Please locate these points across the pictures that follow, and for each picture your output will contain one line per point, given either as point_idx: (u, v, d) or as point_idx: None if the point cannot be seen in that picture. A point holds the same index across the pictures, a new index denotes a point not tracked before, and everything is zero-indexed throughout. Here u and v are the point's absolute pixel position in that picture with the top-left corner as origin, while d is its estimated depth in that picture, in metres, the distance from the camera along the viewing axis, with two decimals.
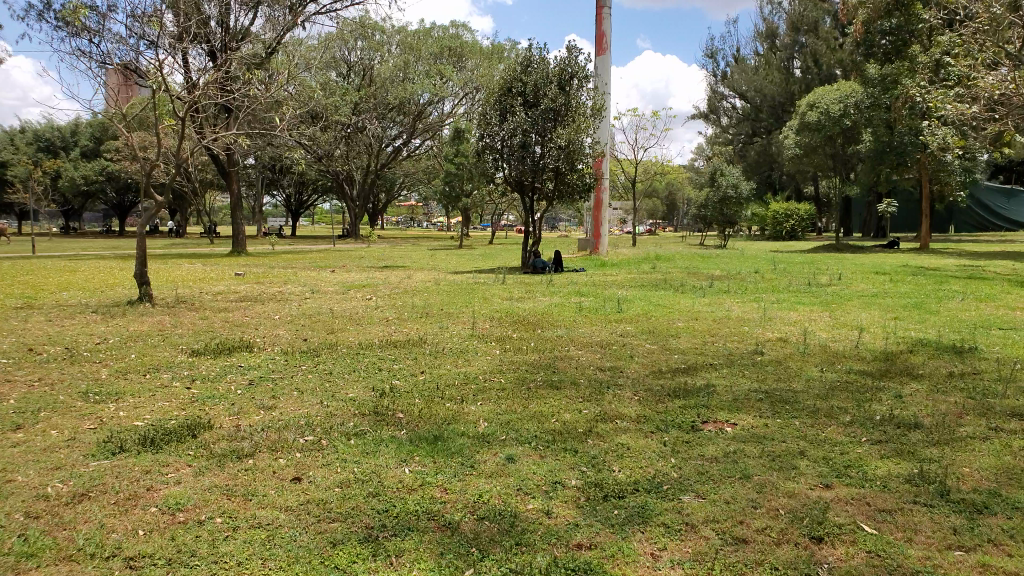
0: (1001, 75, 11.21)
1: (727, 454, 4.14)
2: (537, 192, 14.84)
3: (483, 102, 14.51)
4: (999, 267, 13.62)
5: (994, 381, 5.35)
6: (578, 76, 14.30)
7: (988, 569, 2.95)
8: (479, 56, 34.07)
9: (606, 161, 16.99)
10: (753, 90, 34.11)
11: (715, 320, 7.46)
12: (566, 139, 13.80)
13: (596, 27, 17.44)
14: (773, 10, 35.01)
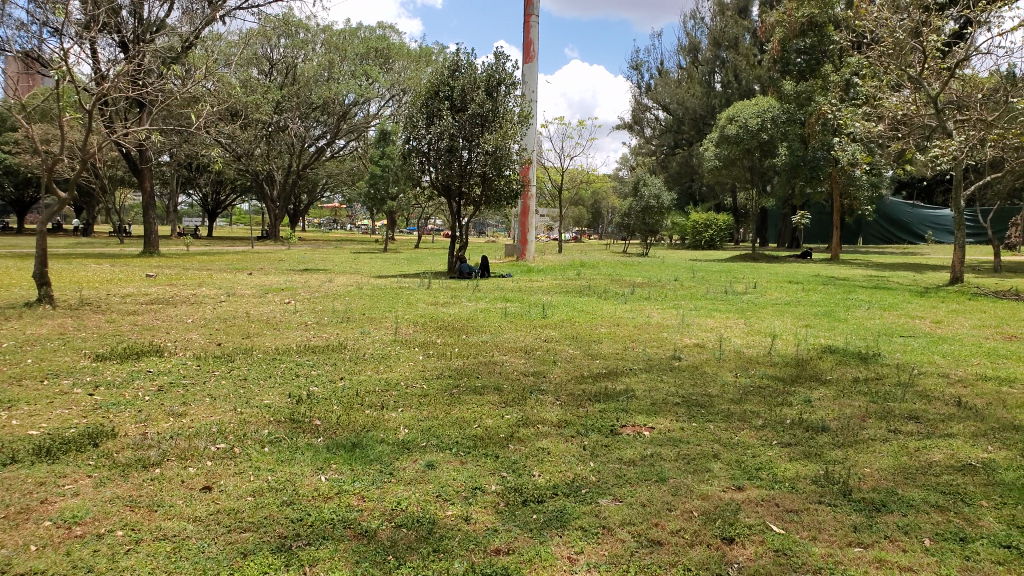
0: (903, 96, 12.27)
1: (644, 457, 4.24)
2: (464, 197, 14.87)
3: (410, 104, 14.40)
4: (903, 277, 14.37)
5: (893, 386, 5.65)
6: (505, 83, 14.53)
7: (884, 565, 3.11)
8: (407, 58, 33.73)
9: (534, 168, 17.15)
10: (675, 103, 34.79)
11: (636, 326, 7.63)
12: (494, 144, 13.92)
13: (523, 36, 17.58)
14: (696, 25, 35.99)
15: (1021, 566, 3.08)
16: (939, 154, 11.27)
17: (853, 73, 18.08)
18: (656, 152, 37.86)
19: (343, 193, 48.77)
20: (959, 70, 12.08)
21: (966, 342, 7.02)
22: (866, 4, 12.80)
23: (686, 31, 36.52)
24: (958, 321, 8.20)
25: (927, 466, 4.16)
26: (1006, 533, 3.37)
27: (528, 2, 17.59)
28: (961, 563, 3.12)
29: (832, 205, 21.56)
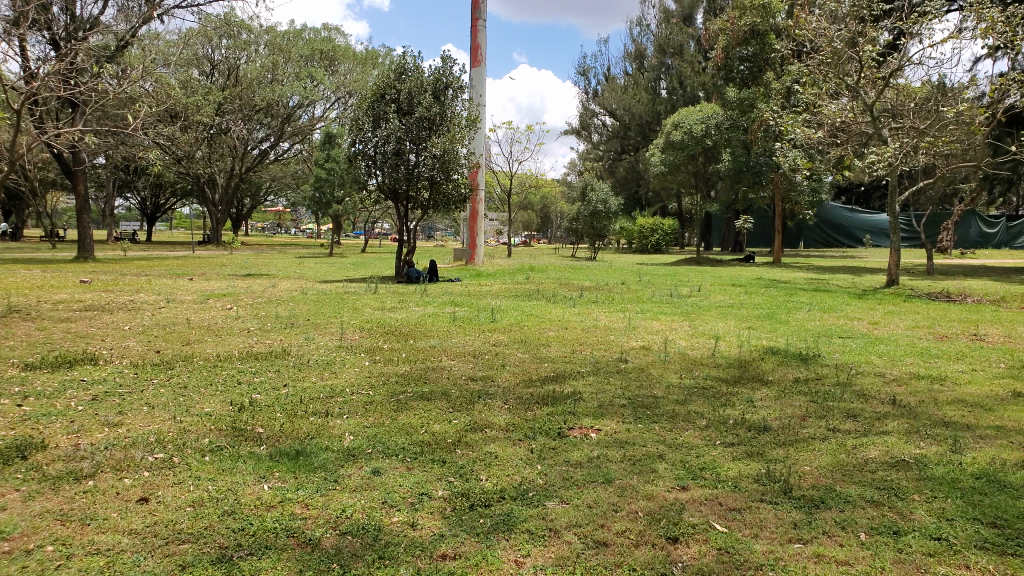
0: (841, 104, 12.71)
1: (591, 459, 4.28)
2: (412, 201, 14.79)
3: (356, 107, 14.26)
4: (841, 280, 14.83)
5: (833, 386, 5.81)
6: (452, 87, 14.51)
7: (822, 559, 3.20)
8: (353, 61, 34.18)
9: (483, 172, 17.19)
10: (622, 109, 35.33)
11: (584, 329, 7.69)
12: (441, 148, 13.90)
13: (471, 39, 17.60)
14: (642, 32, 36.59)
15: (950, 557, 3.20)
16: (875, 159, 11.68)
17: (794, 82, 18.60)
18: (604, 157, 38.46)
19: (289, 196, 48.08)
20: (892, 80, 12.55)
21: (901, 343, 7.28)
22: (805, 15, 13.19)
23: (633, 38, 37.08)
24: (893, 322, 8.51)
25: (863, 464, 4.29)
26: (935, 525, 3.50)
27: (475, 6, 17.62)
28: (895, 555, 3.22)
29: (774, 210, 22.10)
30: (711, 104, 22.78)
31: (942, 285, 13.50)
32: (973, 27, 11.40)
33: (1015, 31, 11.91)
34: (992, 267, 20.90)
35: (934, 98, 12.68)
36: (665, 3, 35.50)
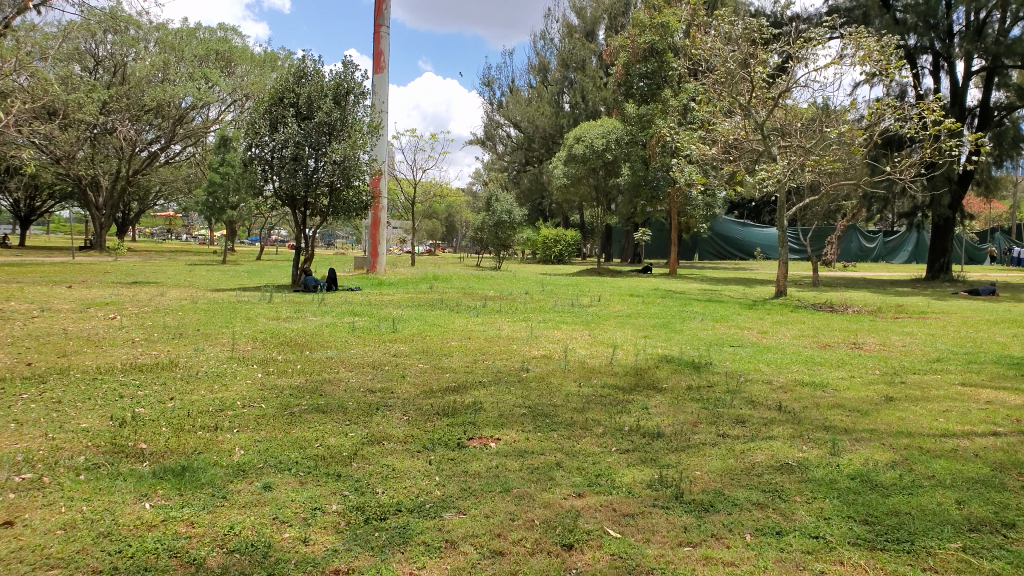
0: (734, 122, 13.32)
1: (489, 470, 4.30)
2: (310, 207, 14.52)
3: (251, 110, 13.89)
4: (734, 291, 15.49)
5: (723, 393, 6.06)
6: (353, 92, 14.52)
7: (710, 561, 3.33)
8: (250, 63, 33.60)
9: (385, 180, 17.05)
10: (527, 121, 35.78)
11: (487, 338, 7.75)
12: (341, 154, 13.77)
13: (374, 46, 17.43)
14: (546, 46, 37.22)
15: (826, 554, 3.39)
16: (766, 175, 12.29)
17: (692, 100, 19.38)
18: (509, 168, 38.96)
19: (180, 201, 46.00)
20: (781, 100, 13.26)
21: (787, 351, 7.67)
22: (700, 35, 13.75)
23: (537, 51, 37.66)
24: (780, 331, 8.96)
25: (750, 467, 4.50)
26: (814, 524, 3.70)
27: (378, 12, 17.45)
28: (776, 554, 3.39)
29: (672, 223, 22.89)
30: (611, 121, 23.70)
31: (827, 296, 14.32)
32: (853, 54, 12.20)
33: (889, 59, 12.83)
34: (871, 279, 22.39)
35: (819, 118, 13.48)
36: (568, 17, 36.24)
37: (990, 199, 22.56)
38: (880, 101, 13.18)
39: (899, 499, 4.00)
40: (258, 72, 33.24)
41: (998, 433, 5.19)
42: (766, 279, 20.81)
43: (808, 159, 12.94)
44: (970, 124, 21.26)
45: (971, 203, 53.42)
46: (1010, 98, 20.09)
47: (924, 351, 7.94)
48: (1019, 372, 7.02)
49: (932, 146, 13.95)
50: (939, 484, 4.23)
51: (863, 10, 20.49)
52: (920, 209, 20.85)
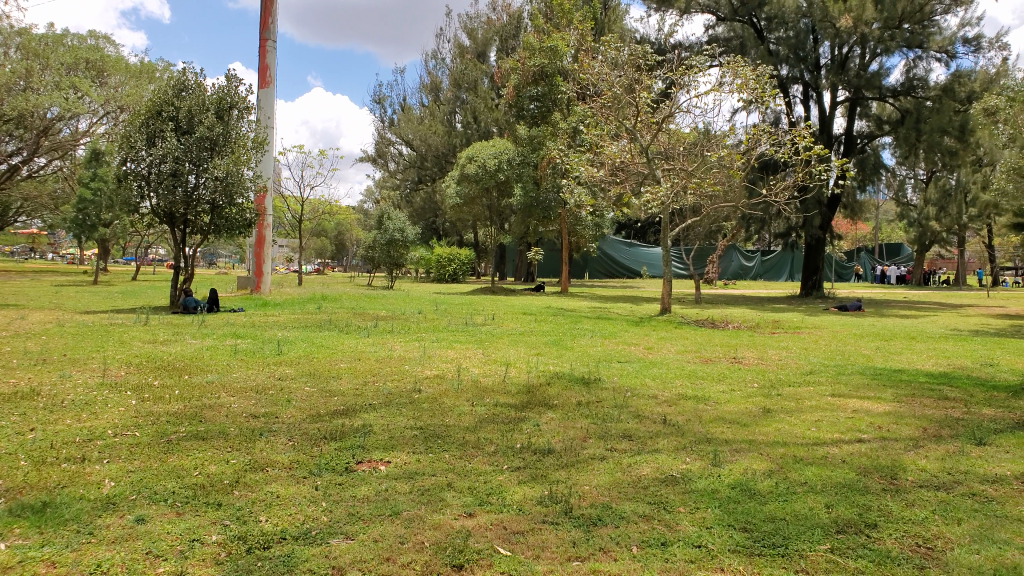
0: (622, 145, 13.87)
1: (379, 493, 4.23)
2: (190, 225, 13.94)
3: (126, 123, 13.20)
4: (622, 309, 15.96)
5: (611, 407, 6.24)
6: (238, 107, 14.29)
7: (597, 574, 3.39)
8: (124, 73, 32.24)
9: (270, 197, 16.63)
10: (418, 139, 35.72)
11: (377, 359, 7.67)
12: (224, 170, 13.33)
13: (259, 60, 16.99)
14: (438, 65, 37.53)
15: (709, 562, 3.52)
16: (651, 198, 12.86)
17: (581, 122, 19.92)
18: (401, 186, 38.81)
19: (46, 219, 42.92)
20: (665, 125, 13.85)
21: (671, 366, 7.99)
22: (589, 60, 14.23)
23: (429, 71, 37.88)
24: (665, 347, 9.30)
25: (637, 480, 4.63)
26: (697, 533, 3.84)
27: (263, 25, 17.05)
28: (661, 564, 3.48)
29: (563, 242, 23.40)
30: (503, 141, 23.49)
31: (709, 313, 14.95)
32: (731, 82, 12.89)
33: (763, 89, 13.67)
34: (750, 296, 23.62)
35: (700, 143, 14.14)
36: (460, 38, 36.65)
37: (855, 220, 24.49)
38: (757, 127, 14.01)
39: (775, 505, 4.21)
40: (131, 83, 32.45)
41: (862, 440, 5.59)
42: (652, 296, 21.55)
43: (690, 181, 13.63)
44: (837, 150, 22.98)
45: (839, 224, 57.68)
46: (870, 127, 21.96)
47: (797, 363, 8.45)
48: (880, 382, 7.60)
49: (803, 171, 14.92)
50: (810, 489, 4.49)
51: (740, 41, 21.78)
52: (794, 230, 22.27)
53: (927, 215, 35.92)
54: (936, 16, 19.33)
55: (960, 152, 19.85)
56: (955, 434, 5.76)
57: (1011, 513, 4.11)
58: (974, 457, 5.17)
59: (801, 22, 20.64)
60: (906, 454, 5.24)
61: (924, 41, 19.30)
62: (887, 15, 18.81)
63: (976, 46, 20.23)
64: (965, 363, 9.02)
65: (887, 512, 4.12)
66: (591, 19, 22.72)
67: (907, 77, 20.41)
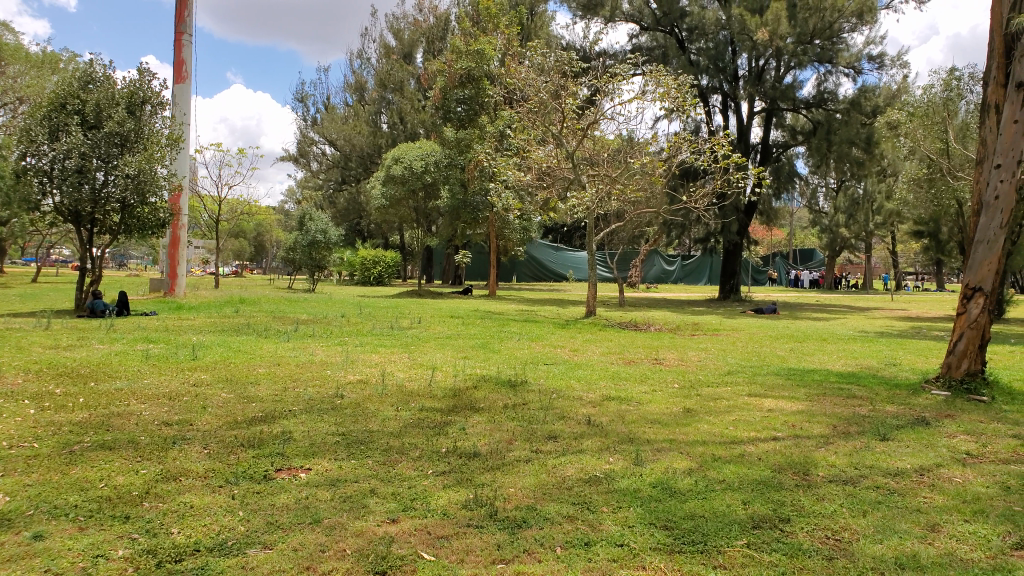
0: (547, 150, 14.03)
1: (298, 501, 4.11)
2: (98, 224, 13.31)
3: (26, 115, 12.46)
4: (548, 312, 16.08)
5: (537, 409, 6.28)
6: (150, 102, 13.74)
7: None
8: (25, 63, 30.42)
9: (186, 196, 16.05)
10: (342, 139, 35.13)
11: (298, 364, 7.49)
12: (136, 167, 12.82)
13: (175, 54, 16.37)
14: (363, 65, 37.09)
15: (630, 561, 3.57)
16: (577, 202, 13.07)
17: (507, 127, 20.05)
18: (324, 186, 38.05)
19: None
20: (590, 131, 14.06)
21: (596, 367, 8.12)
22: (515, 64, 14.34)
23: (353, 70, 37.39)
24: (590, 349, 9.43)
25: (561, 481, 4.66)
26: (619, 533, 3.90)
27: (178, 18, 16.46)
28: (584, 564, 3.52)
29: (490, 246, 23.48)
30: (429, 143, 23.30)
31: (632, 316, 15.25)
32: (653, 90, 13.22)
33: (684, 98, 14.07)
34: (671, 299, 24.26)
35: (624, 150, 14.41)
36: (386, 38, 36.32)
37: (770, 226, 25.48)
38: (678, 135, 14.39)
39: (694, 503, 4.32)
40: (33, 73, 30.28)
41: (777, 437, 5.80)
42: (577, 300, 21.79)
43: (614, 187, 13.95)
44: (753, 159, 23.86)
45: (756, 230, 59.95)
46: (785, 137, 22.90)
47: (716, 365, 8.73)
48: (793, 382, 7.92)
49: (722, 178, 15.40)
50: (727, 487, 4.63)
51: (662, 50, 22.33)
52: (713, 235, 23.02)
53: (837, 222, 37.62)
54: (845, 33, 20.33)
55: (867, 163, 20.95)
56: (862, 431, 6.05)
57: (911, 504, 4.35)
58: (878, 452, 5.44)
59: (720, 34, 21.36)
60: (818, 451, 5.47)
61: (833, 56, 20.29)
62: (800, 30, 19.65)
63: (880, 62, 21.39)
64: (872, 363, 9.49)
65: (800, 506, 4.28)
66: (517, 24, 22.87)
67: (819, 90, 21.37)
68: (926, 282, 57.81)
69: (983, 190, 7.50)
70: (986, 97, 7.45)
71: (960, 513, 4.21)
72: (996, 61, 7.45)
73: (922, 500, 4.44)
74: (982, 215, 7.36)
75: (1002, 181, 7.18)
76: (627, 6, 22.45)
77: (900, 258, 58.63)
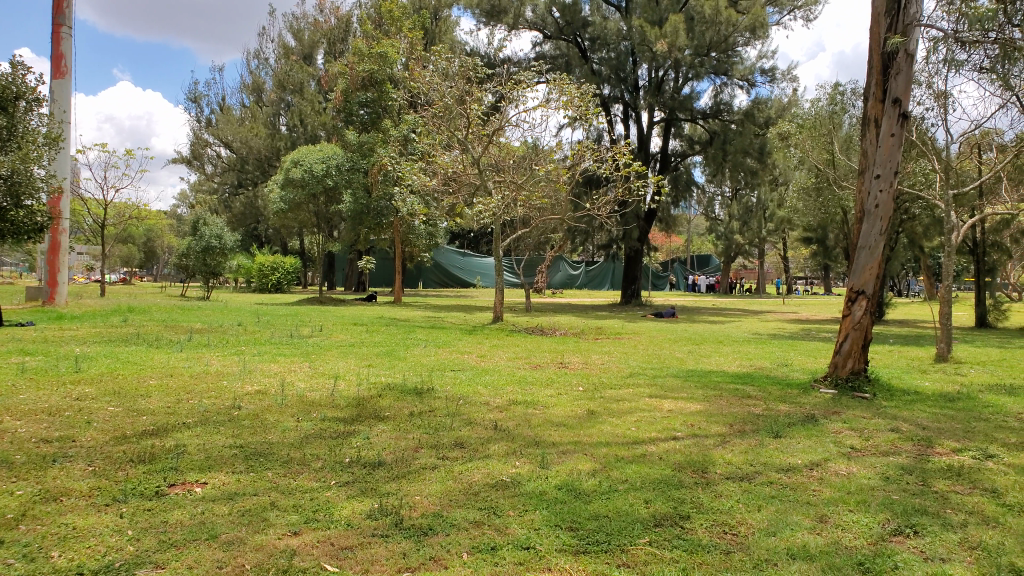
0: (454, 155, 14.06)
1: (194, 517, 3.94)
2: None
3: None
4: (454, 317, 16.06)
5: (444, 416, 6.27)
6: (25, 99, 12.86)
7: None
8: None
9: (66, 200, 15.18)
10: (239, 141, 33.86)
11: (191, 375, 7.19)
12: (8, 168, 11.98)
13: (53, 48, 15.40)
14: (261, 65, 36.05)
15: (536, 563, 3.61)
16: (484, 208, 13.15)
17: (411, 131, 19.96)
18: (219, 189, 36.67)
19: None
20: (495, 137, 14.17)
21: (503, 372, 8.20)
22: (419, 69, 14.34)
23: (250, 70, 36.30)
24: (497, 354, 9.49)
25: (468, 488, 4.66)
26: (525, 536, 3.93)
27: (56, 10, 15.50)
28: (490, 568, 3.54)
29: (394, 252, 23.32)
30: (331, 145, 22.94)
31: (537, 320, 15.46)
32: (557, 98, 13.49)
33: (587, 107, 14.41)
34: (574, 304, 24.75)
35: (529, 156, 14.58)
36: (284, 38, 35.49)
37: (669, 232, 26.40)
38: (581, 143, 14.71)
39: (598, 504, 4.42)
40: None
41: (677, 437, 6.01)
42: (481, 305, 21.85)
43: (520, 194, 14.16)
44: (653, 167, 24.68)
45: (655, 236, 62.00)
46: (683, 147, 23.81)
47: (619, 367, 8.98)
48: (692, 382, 8.24)
49: (623, 186, 15.85)
50: (630, 487, 4.76)
51: (565, 59, 22.77)
52: (615, 242, 23.68)
53: (731, 229, 39.24)
54: (739, 47, 21.31)
55: (760, 172, 22.05)
56: (757, 429, 6.37)
57: (802, 497, 4.61)
58: (772, 449, 5.73)
59: (621, 44, 22.03)
60: (715, 449, 5.71)
61: (728, 69, 21.27)
62: (697, 43, 20.43)
63: (772, 76, 22.58)
64: (764, 364, 10.00)
65: (699, 503, 4.45)
66: (420, 28, 22.79)
67: (715, 101, 22.34)
68: (814, 286, 61.34)
69: (864, 199, 8.01)
70: (867, 111, 7.92)
71: (845, 504, 4.49)
72: (874, 77, 7.91)
73: (812, 493, 4.71)
74: (865, 222, 7.86)
75: (881, 191, 7.70)
76: (530, 14, 22.81)
77: (789, 263, 61.98)
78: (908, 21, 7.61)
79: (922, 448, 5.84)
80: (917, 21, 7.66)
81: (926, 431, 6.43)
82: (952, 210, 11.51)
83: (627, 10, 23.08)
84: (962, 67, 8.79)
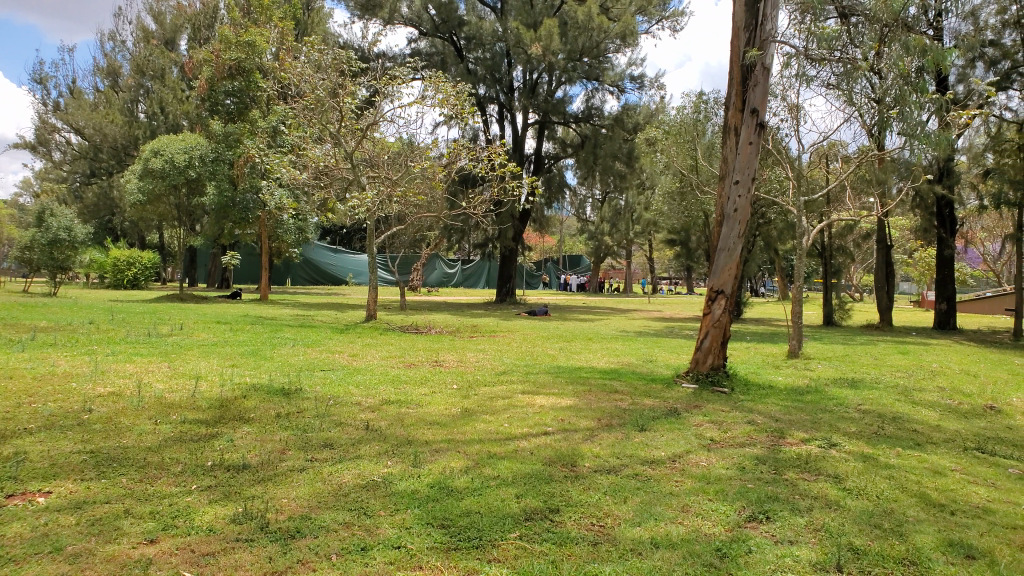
0: (326, 149, 13.72)
1: (36, 529, 3.65)
2: None
3: None
4: (325, 316, 15.67)
5: (313, 417, 6.12)
6: None
7: None
8: None
9: None
10: (91, 128, 31.28)
11: (34, 377, 6.62)
12: None
13: None
14: (115, 47, 33.56)
15: (407, 562, 3.62)
16: (359, 204, 12.92)
17: (282, 125, 19.31)
18: (68, 178, 34.05)
19: None
20: (370, 132, 13.97)
21: (376, 372, 8.10)
22: (291, 60, 13.93)
23: (103, 52, 33.76)
24: (369, 354, 9.36)
25: (337, 489, 4.59)
26: (396, 535, 3.92)
27: None
28: (360, 568, 3.51)
29: (262, 247, 22.41)
30: (193, 134, 21.72)
31: (413, 319, 15.37)
32: (433, 96, 13.52)
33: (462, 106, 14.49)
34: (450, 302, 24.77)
35: (404, 153, 14.49)
36: (143, 20, 33.38)
37: (543, 232, 27.02)
38: (457, 142, 14.78)
39: (471, 500, 4.48)
40: None
41: (548, 432, 6.19)
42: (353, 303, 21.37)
43: (395, 190, 14.07)
44: (527, 168, 25.10)
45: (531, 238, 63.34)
46: (556, 149, 24.41)
47: (493, 365, 9.11)
48: (563, 379, 8.49)
49: (498, 186, 16.05)
50: (501, 482, 4.86)
51: (440, 57, 22.76)
52: (491, 240, 23.89)
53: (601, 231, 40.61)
54: (609, 53, 22.19)
55: (628, 175, 22.99)
56: (624, 422, 6.67)
57: (665, 488, 4.87)
58: (637, 442, 6.02)
59: (496, 45, 22.32)
60: (584, 443, 5.92)
61: (599, 74, 22.06)
62: (570, 47, 21.01)
63: (640, 83, 23.63)
64: (630, 360, 10.47)
65: (567, 497, 4.62)
66: (292, 18, 22.09)
67: (586, 106, 22.99)
68: (678, 286, 65.01)
69: (724, 203, 8.53)
70: (728, 120, 8.43)
71: (705, 493, 4.80)
72: (734, 87, 8.44)
73: (674, 484, 4.99)
74: (723, 225, 8.38)
75: (739, 196, 8.25)
76: (406, 10, 22.63)
77: (656, 266, 65.30)
78: (764, 37, 8.19)
79: (775, 439, 6.33)
80: (772, 37, 8.25)
81: (777, 422, 6.97)
82: (802, 216, 12.47)
83: (502, 12, 23.40)
84: (810, 83, 9.57)
